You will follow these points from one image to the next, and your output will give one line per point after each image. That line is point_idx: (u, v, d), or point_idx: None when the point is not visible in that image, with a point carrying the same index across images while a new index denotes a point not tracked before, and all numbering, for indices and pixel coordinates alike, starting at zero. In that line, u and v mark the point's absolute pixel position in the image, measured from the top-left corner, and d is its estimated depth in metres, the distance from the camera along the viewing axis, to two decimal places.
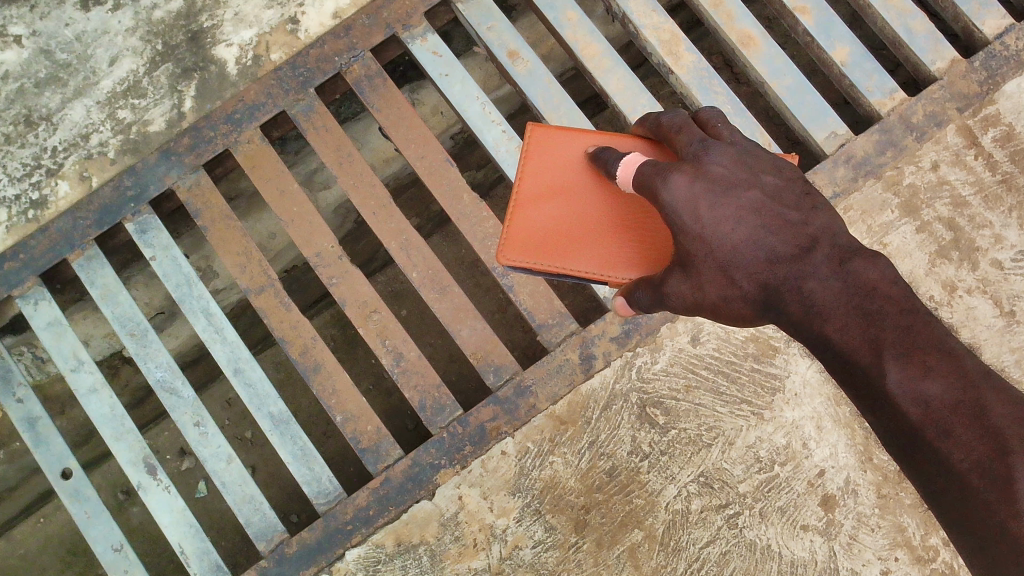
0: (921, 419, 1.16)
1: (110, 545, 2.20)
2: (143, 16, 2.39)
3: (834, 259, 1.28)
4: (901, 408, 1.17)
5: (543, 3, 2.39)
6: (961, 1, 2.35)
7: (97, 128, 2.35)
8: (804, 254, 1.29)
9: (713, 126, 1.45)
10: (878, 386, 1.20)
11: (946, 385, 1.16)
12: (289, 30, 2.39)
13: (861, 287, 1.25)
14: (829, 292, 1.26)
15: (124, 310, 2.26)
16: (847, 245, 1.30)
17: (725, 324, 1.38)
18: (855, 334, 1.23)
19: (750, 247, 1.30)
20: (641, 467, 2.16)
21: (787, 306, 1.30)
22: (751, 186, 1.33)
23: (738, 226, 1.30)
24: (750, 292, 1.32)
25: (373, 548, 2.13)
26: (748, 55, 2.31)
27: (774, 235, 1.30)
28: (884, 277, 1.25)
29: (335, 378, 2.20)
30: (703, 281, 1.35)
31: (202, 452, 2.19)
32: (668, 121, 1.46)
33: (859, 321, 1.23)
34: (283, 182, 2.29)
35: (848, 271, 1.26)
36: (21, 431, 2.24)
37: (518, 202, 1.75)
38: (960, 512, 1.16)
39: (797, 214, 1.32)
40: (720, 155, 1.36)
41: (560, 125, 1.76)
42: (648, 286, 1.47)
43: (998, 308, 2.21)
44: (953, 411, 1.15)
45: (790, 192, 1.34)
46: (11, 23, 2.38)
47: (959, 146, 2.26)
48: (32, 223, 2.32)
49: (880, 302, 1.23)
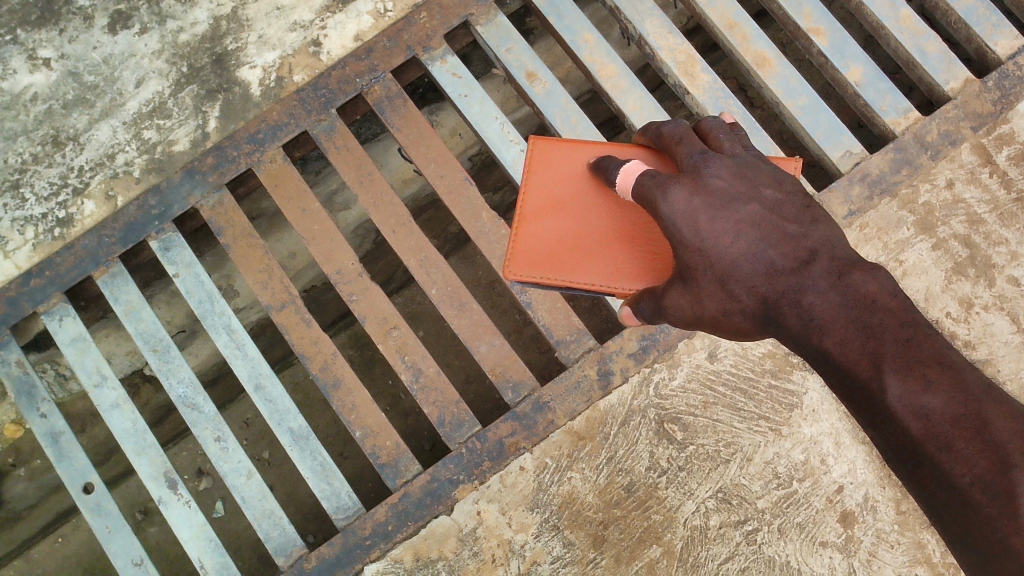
0: (922, 434, 1.09)
1: (131, 559, 2.22)
2: (169, 39, 2.44)
3: (834, 273, 1.26)
4: (901, 423, 1.11)
5: (560, 26, 2.43)
6: (973, 22, 2.38)
7: (123, 148, 2.40)
8: (803, 267, 1.28)
9: (713, 136, 1.46)
10: (878, 400, 1.13)
11: (948, 398, 1.08)
12: (312, 52, 2.44)
13: (861, 301, 1.21)
14: (828, 306, 1.23)
15: (147, 326, 2.29)
16: (846, 260, 1.28)
17: (725, 336, 1.40)
18: (854, 347, 1.18)
19: (749, 261, 1.30)
20: (659, 483, 2.16)
21: (787, 320, 1.27)
22: (751, 199, 1.33)
23: (738, 240, 1.31)
24: (749, 305, 1.32)
25: (391, 563, 2.13)
26: (763, 75, 2.34)
27: (773, 249, 1.30)
28: (883, 289, 1.22)
29: (355, 394, 2.22)
30: (703, 294, 1.36)
31: (222, 467, 2.21)
32: (669, 132, 1.48)
33: (859, 334, 1.19)
34: (304, 200, 2.33)
35: (846, 285, 1.24)
36: (44, 445, 2.26)
37: (523, 217, 1.77)
38: (963, 529, 1.09)
39: (796, 228, 1.32)
40: (720, 168, 1.37)
41: (561, 137, 1.79)
42: (651, 297, 1.52)
43: (1015, 325, 2.22)
44: (955, 424, 1.07)
45: (790, 205, 1.35)
46: (41, 46, 2.44)
47: (974, 164, 2.28)
48: (58, 241, 2.36)
49: (880, 315, 1.19)
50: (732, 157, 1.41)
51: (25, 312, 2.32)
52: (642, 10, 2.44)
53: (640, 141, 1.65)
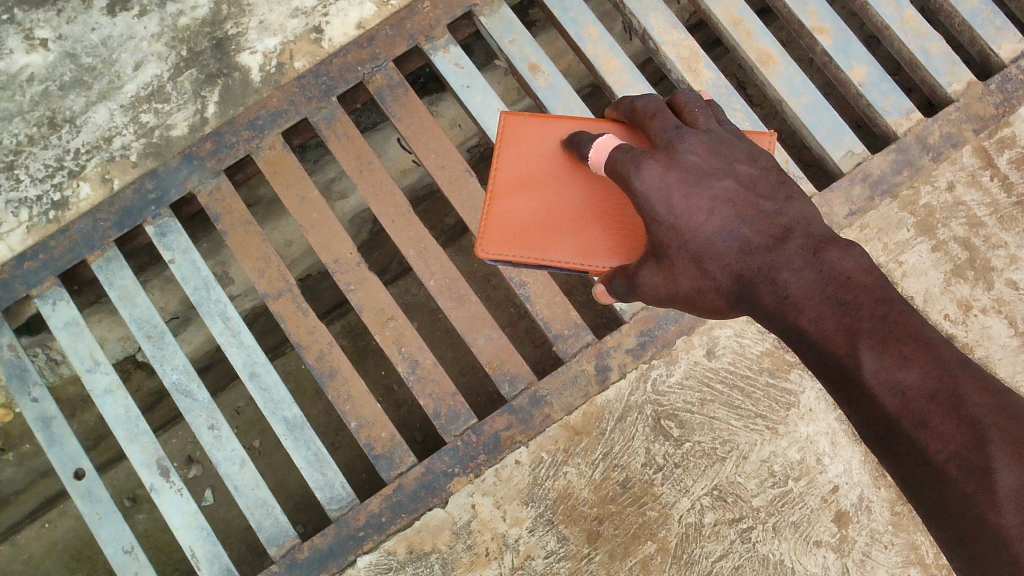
0: (898, 410, 1.07)
1: (121, 546, 2.20)
2: (168, 22, 2.41)
3: (808, 249, 1.26)
4: (878, 400, 1.09)
5: (565, 18, 2.42)
6: (977, 25, 2.38)
7: (120, 131, 2.38)
8: (777, 244, 1.28)
9: (688, 111, 1.46)
10: (853, 377, 1.12)
11: (922, 374, 1.07)
12: (313, 39, 2.41)
13: (835, 277, 1.21)
14: (802, 282, 1.23)
15: (141, 312, 2.27)
16: (821, 237, 1.28)
17: (698, 313, 1.40)
18: (829, 324, 1.17)
19: (723, 238, 1.30)
20: (655, 479, 2.16)
21: (761, 298, 1.27)
22: (725, 176, 1.33)
23: (712, 216, 1.31)
24: (723, 283, 1.32)
25: (385, 555, 2.12)
26: (767, 73, 2.34)
27: (748, 226, 1.30)
28: (859, 266, 1.21)
29: (351, 384, 2.21)
30: (677, 272, 1.36)
31: (215, 455, 2.20)
32: (642, 106, 1.47)
33: (834, 310, 1.18)
34: (303, 189, 2.31)
35: (821, 262, 1.23)
36: (35, 430, 2.24)
37: (495, 193, 1.76)
38: (937, 507, 1.07)
39: (770, 205, 1.32)
40: (694, 144, 1.37)
41: (534, 115, 1.78)
42: (623, 275, 1.52)
43: (1012, 328, 2.22)
44: (930, 400, 1.06)
45: (764, 182, 1.35)
46: (38, 26, 2.41)
47: (975, 167, 2.28)
48: (53, 223, 2.34)
49: (856, 291, 1.18)
50: (705, 132, 1.41)
51: (17, 295, 2.30)
52: (648, 5, 2.43)
53: (617, 118, 1.65)
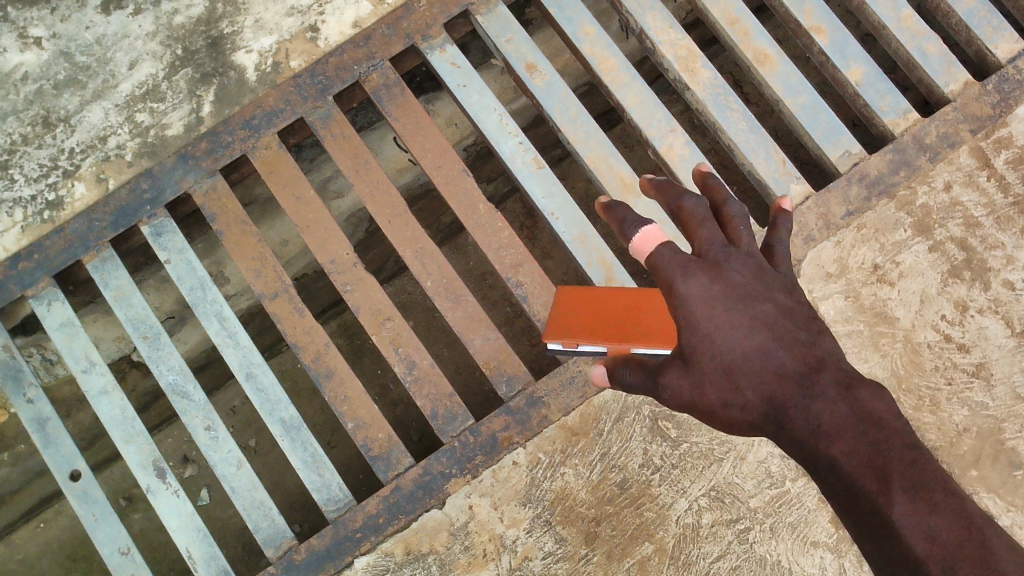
0: (927, 556, 0.89)
1: (118, 548, 2.19)
2: (163, 20, 2.40)
3: (844, 385, 1.03)
4: (904, 543, 0.90)
5: (561, 17, 2.41)
6: (974, 25, 2.38)
7: (115, 131, 2.36)
8: (812, 373, 1.04)
9: (736, 226, 1.16)
10: (879, 520, 0.92)
11: (954, 525, 0.90)
12: (309, 38, 2.40)
13: (870, 419, 0.99)
14: (836, 415, 1.00)
15: (137, 312, 2.26)
16: (857, 375, 1.05)
17: (715, 428, 1.13)
18: (863, 459, 0.95)
19: (759, 358, 1.06)
20: (653, 480, 2.16)
21: (784, 425, 1.02)
22: (768, 296, 1.10)
23: (751, 333, 1.07)
24: (750, 405, 1.07)
25: (382, 556, 2.12)
26: (764, 72, 2.33)
27: (784, 347, 1.06)
28: (892, 409, 1.01)
29: (348, 385, 2.20)
30: (702, 381, 1.11)
31: (212, 456, 2.19)
32: (691, 208, 1.17)
33: (870, 448, 0.96)
34: (300, 189, 2.30)
35: (856, 398, 1.01)
36: (31, 431, 2.23)
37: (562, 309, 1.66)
38: None
39: (811, 333, 1.08)
40: (743, 263, 1.12)
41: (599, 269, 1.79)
42: (640, 366, 1.27)
43: (1009, 329, 2.21)
44: (960, 548, 0.89)
45: (802, 312, 1.11)
46: (32, 24, 2.40)
47: (972, 167, 2.28)
48: (47, 223, 2.32)
49: (888, 433, 0.97)
50: (753, 250, 1.14)
51: (12, 296, 2.28)
52: (644, 4, 2.42)
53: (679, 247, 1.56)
